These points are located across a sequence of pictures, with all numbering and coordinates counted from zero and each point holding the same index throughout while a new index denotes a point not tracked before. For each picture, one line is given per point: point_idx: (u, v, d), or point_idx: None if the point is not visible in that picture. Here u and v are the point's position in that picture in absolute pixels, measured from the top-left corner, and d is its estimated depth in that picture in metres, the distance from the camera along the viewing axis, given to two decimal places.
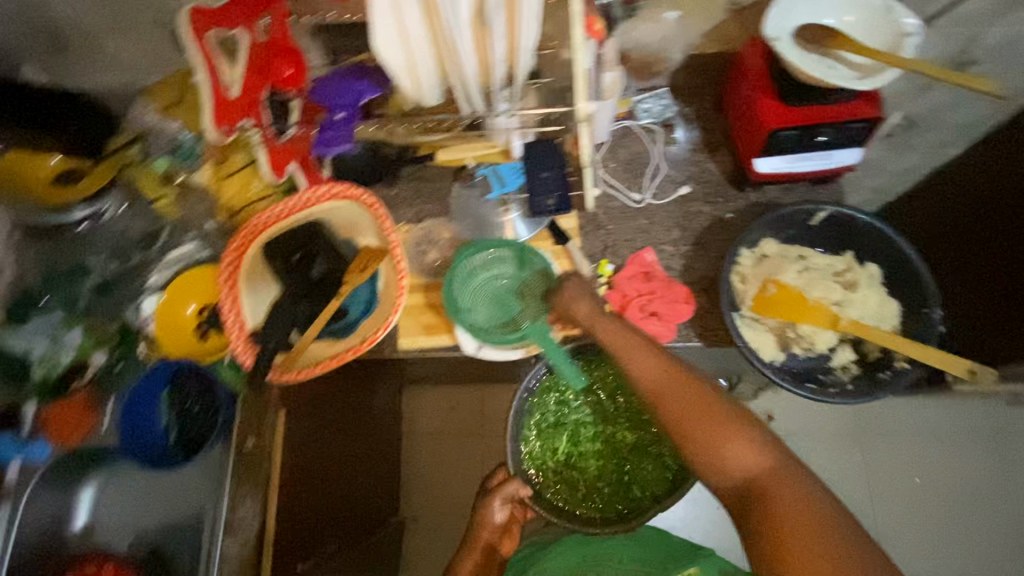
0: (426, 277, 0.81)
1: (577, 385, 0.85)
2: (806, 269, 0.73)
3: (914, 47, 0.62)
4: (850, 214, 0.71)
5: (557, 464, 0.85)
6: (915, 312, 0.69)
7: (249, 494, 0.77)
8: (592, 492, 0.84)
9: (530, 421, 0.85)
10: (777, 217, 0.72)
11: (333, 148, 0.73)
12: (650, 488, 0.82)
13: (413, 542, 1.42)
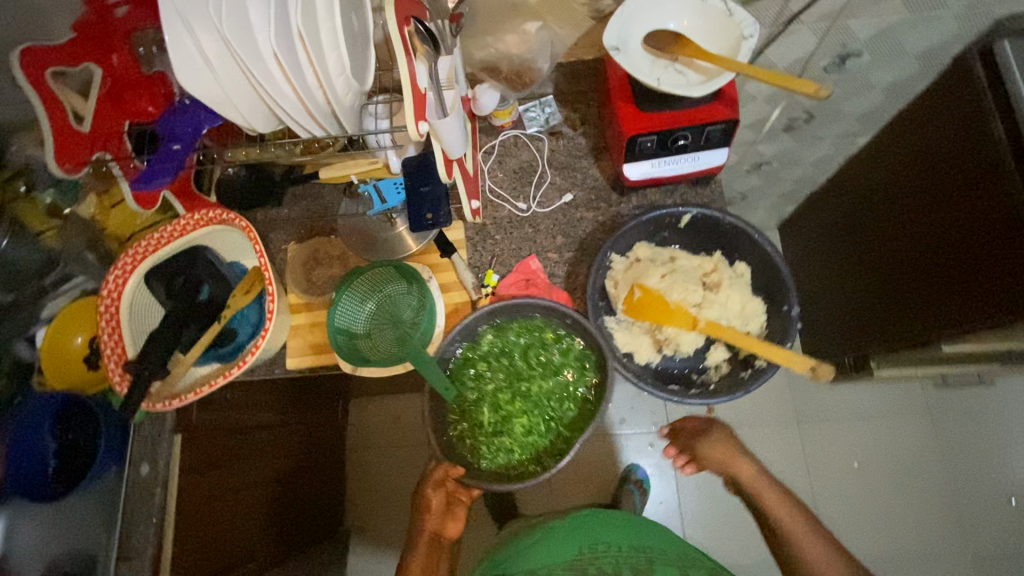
0: (312, 295, 0.82)
1: (485, 350, 0.78)
2: (671, 272, 0.75)
3: (752, 49, 0.62)
4: (712, 214, 0.73)
5: (488, 437, 0.77)
6: (776, 309, 0.73)
7: (143, 520, 0.78)
8: (524, 453, 0.76)
9: (450, 403, 0.76)
10: (646, 222, 0.74)
11: (158, 181, 0.66)
12: (579, 425, 0.75)
13: (361, 551, 1.45)
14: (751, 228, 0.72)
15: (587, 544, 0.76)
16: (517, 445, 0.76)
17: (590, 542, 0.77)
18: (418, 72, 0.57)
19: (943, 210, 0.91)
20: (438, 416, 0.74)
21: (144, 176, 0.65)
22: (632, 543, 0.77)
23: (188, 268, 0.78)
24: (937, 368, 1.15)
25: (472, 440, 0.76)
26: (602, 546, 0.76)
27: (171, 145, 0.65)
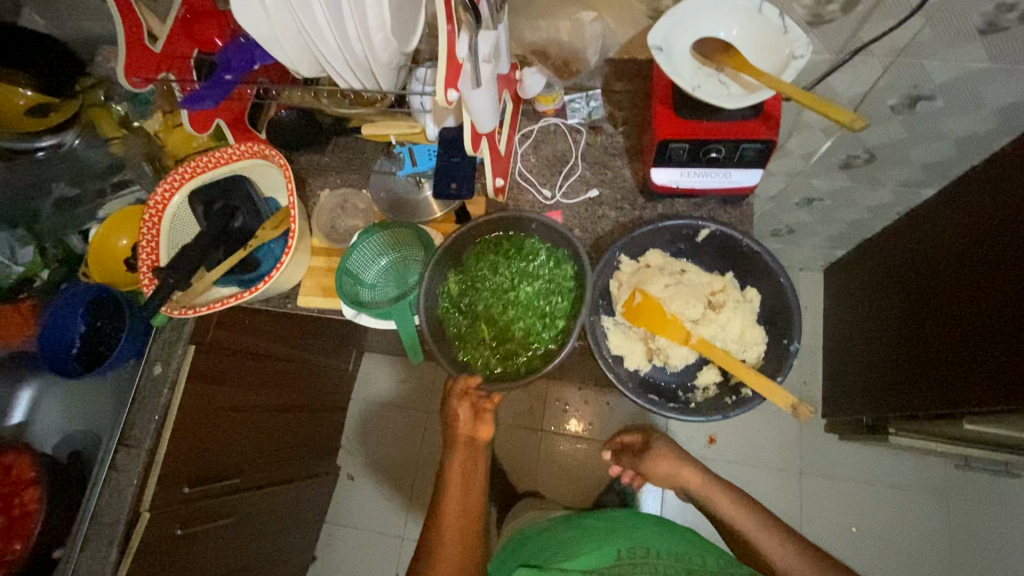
0: (332, 242, 0.86)
1: (466, 264, 0.78)
2: (677, 282, 0.74)
3: (800, 70, 0.60)
4: (731, 233, 0.72)
5: (491, 349, 0.76)
6: (778, 344, 0.72)
7: (146, 414, 0.85)
8: (532, 358, 0.75)
9: (444, 320, 0.77)
10: (664, 229, 0.75)
11: (203, 105, 0.72)
12: (568, 312, 0.75)
13: (348, 495, 1.53)
14: (767, 254, 0.70)
15: (626, 549, 0.76)
16: (518, 353, 0.75)
17: (629, 546, 0.76)
18: (460, 41, 0.59)
19: (996, 281, 0.84)
20: (437, 334, 0.75)
21: (193, 97, 0.71)
22: (674, 554, 0.75)
23: (227, 195, 0.83)
24: (963, 448, 1.07)
25: (478, 360, 0.76)
26: (641, 552, 0.75)
27: (224, 74, 0.72)
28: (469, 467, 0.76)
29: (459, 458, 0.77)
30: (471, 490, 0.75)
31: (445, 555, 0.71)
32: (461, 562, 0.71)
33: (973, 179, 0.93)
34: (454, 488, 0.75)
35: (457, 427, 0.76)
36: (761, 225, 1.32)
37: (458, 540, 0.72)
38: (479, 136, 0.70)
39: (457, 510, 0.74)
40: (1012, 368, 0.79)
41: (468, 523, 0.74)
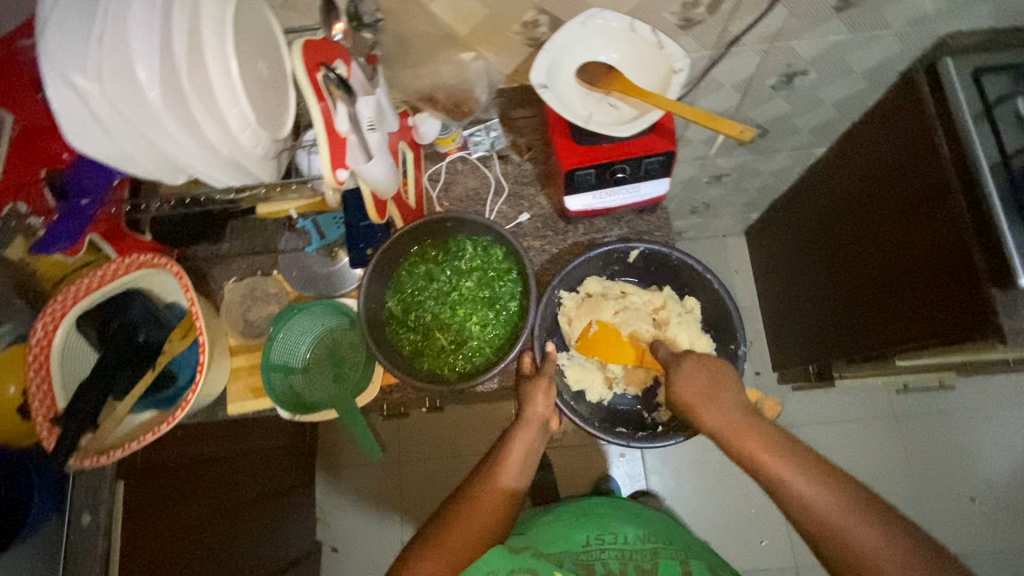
0: (249, 337, 0.80)
1: (411, 279, 0.73)
2: (623, 307, 0.75)
3: (682, 84, 0.61)
4: (659, 250, 0.73)
5: (453, 350, 0.71)
6: (725, 347, 0.74)
7: (87, 570, 0.76)
8: (495, 347, 0.70)
9: (399, 344, 0.70)
10: (596, 257, 0.74)
11: (58, 245, 0.67)
12: (514, 292, 0.71)
13: (334, 567, 1.45)
14: (699, 264, 0.71)
15: (595, 535, 0.72)
16: (479, 347, 0.70)
17: (598, 534, 0.72)
18: (338, 115, 0.56)
19: (901, 227, 0.89)
20: (394, 357, 0.68)
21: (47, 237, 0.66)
22: (639, 536, 0.72)
23: (123, 314, 0.75)
24: (901, 377, 1.15)
25: (445, 366, 0.70)
26: (610, 538, 0.72)
27: (80, 201, 0.66)
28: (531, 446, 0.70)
29: (523, 435, 0.70)
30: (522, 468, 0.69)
31: (476, 516, 0.63)
32: (494, 517, 0.63)
33: (857, 134, 0.99)
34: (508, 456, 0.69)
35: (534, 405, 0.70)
36: (680, 206, 1.36)
37: (491, 507, 0.64)
38: (383, 201, 0.67)
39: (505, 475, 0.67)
40: (933, 307, 0.84)
41: (513, 476, 0.67)
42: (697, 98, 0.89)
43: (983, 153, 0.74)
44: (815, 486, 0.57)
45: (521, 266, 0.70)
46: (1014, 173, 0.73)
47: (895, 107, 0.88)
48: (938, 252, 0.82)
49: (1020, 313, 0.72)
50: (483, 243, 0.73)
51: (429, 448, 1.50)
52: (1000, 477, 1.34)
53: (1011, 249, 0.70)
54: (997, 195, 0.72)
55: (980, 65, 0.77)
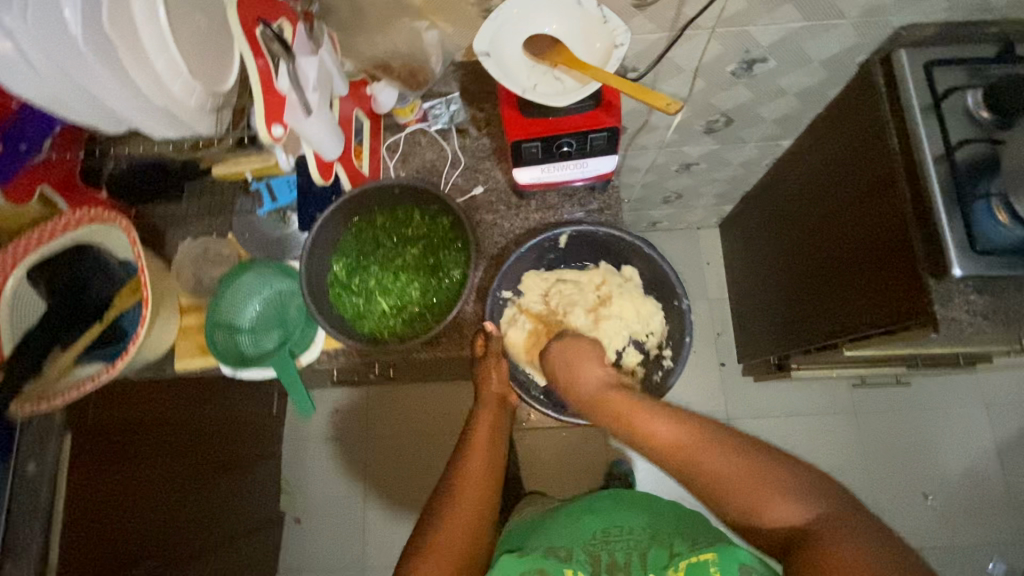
0: (200, 297, 0.81)
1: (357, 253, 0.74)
2: (563, 291, 0.78)
3: (622, 58, 0.62)
4: (587, 231, 0.76)
5: (396, 315, 0.72)
6: (670, 303, 0.77)
7: (27, 519, 0.77)
8: (436, 313, 0.72)
9: (345, 311, 0.72)
10: (527, 252, 0.77)
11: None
12: (457, 260, 0.73)
13: (298, 537, 1.47)
14: (623, 235, 0.75)
15: (600, 528, 0.71)
16: (420, 313, 0.72)
17: (603, 525, 0.71)
18: (277, 72, 0.57)
19: (854, 216, 0.90)
20: (333, 318, 0.70)
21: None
22: (645, 525, 0.70)
23: (74, 266, 0.75)
24: (860, 370, 1.16)
25: (387, 330, 0.71)
26: (615, 531, 0.70)
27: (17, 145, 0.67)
28: (499, 423, 0.71)
29: (489, 413, 0.71)
30: (496, 451, 0.69)
31: (465, 499, 0.63)
32: (482, 498, 0.64)
33: (819, 126, 1.00)
34: (479, 439, 0.69)
35: (488, 383, 0.73)
36: (652, 195, 1.37)
37: (477, 489, 0.64)
38: (327, 163, 0.68)
39: (482, 458, 0.67)
40: (880, 296, 0.85)
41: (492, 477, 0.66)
42: (658, 81, 0.89)
43: (928, 145, 0.75)
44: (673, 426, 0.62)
45: (464, 234, 0.72)
46: (955, 165, 0.74)
47: (853, 98, 0.88)
48: (885, 240, 0.83)
49: (954, 302, 0.74)
50: (429, 211, 0.74)
51: (397, 424, 1.52)
52: (954, 472, 1.36)
53: (947, 240, 0.72)
54: (938, 189, 0.73)
55: (931, 58, 0.77)
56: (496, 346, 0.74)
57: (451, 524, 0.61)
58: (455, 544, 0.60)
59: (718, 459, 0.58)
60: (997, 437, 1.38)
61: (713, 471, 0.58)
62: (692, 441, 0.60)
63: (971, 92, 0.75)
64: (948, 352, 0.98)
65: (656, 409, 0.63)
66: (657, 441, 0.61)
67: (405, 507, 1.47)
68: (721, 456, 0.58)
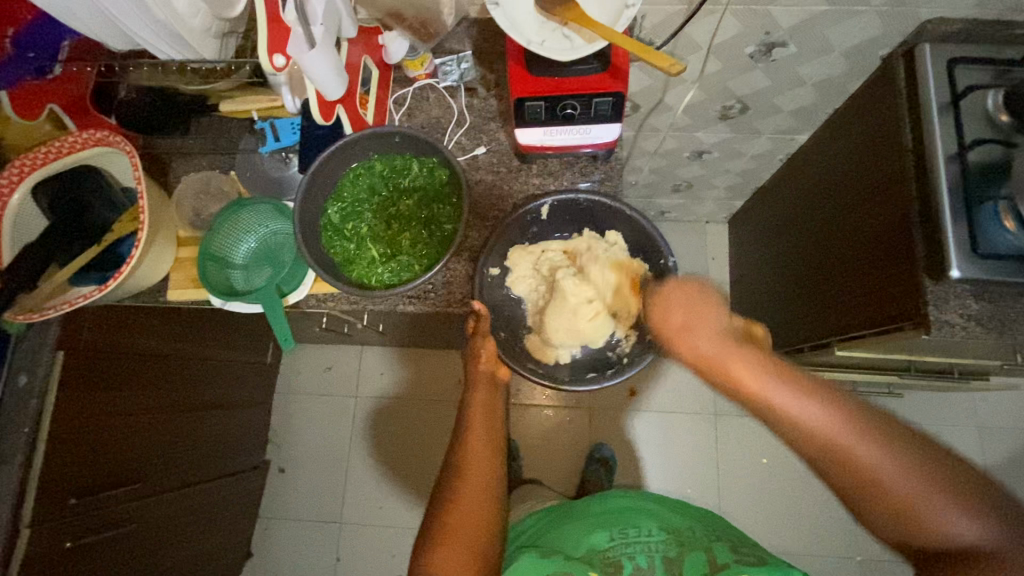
0: (198, 230, 0.82)
1: (351, 195, 0.74)
2: (548, 258, 0.80)
3: (632, 20, 0.62)
4: (566, 199, 0.76)
5: (383, 262, 0.73)
6: (656, 264, 0.77)
7: (14, 427, 0.78)
8: (423, 264, 0.73)
9: (335, 253, 0.72)
10: (509, 227, 0.77)
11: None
12: (450, 213, 0.73)
13: (282, 486, 1.50)
14: (606, 200, 0.76)
15: (618, 531, 0.72)
16: (407, 262, 0.73)
17: (620, 528, 0.72)
18: (285, 4, 0.57)
19: (859, 213, 0.88)
20: (322, 260, 0.70)
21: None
22: (662, 527, 0.72)
23: (76, 190, 0.76)
24: (854, 375, 1.15)
25: (373, 275, 0.72)
26: (633, 532, 0.72)
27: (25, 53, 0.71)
28: (491, 402, 0.72)
29: (481, 394, 0.72)
30: (495, 434, 0.70)
31: (471, 482, 0.65)
32: (487, 483, 0.65)
33: (835, 121, 0.98)
34: (476, 421, 0.70)
35: (478, 362, 0.74)
36: (661, 183, 1.35)
37: (483, 473, 0.66)
38: (329, 103, 0.68)
39: (481, 438, 0.68)
40: (877, 294, 0.84)
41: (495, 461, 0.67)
42: (674, 58, 0.88)
43: (941, 142, 0.73)
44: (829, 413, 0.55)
45: (459, 189, 0.72)
46: (967, 166, 0.72)
47: (871, 92, 0.86)
48: (887, 238, 0.81)
49: (948, 304, 0.73)
50: (427, 164, 0.74)
51: (388, 387, 1.53)
52: None
53: (948, 240, 0.70)
54: (947, 189, 0.71)
55: (956, 55, 0.75)
56: (484, 325, 0.74)
57: (461, 508, 0.63)
58: (467, 526, 0.62)
59: (863, 453, 0.54)
60: (988, 460, 1.37)
61: (857, 461, 0.54)
62: (825, 429, 0.55)
63: (993, 92, 0.74)
64: (943, 363, 0.97)
65: (794, 383, 0.57)
66: (791, 417, 0.56)
67: (387, 468, 1.49)
68: (866, 445, 0.54)
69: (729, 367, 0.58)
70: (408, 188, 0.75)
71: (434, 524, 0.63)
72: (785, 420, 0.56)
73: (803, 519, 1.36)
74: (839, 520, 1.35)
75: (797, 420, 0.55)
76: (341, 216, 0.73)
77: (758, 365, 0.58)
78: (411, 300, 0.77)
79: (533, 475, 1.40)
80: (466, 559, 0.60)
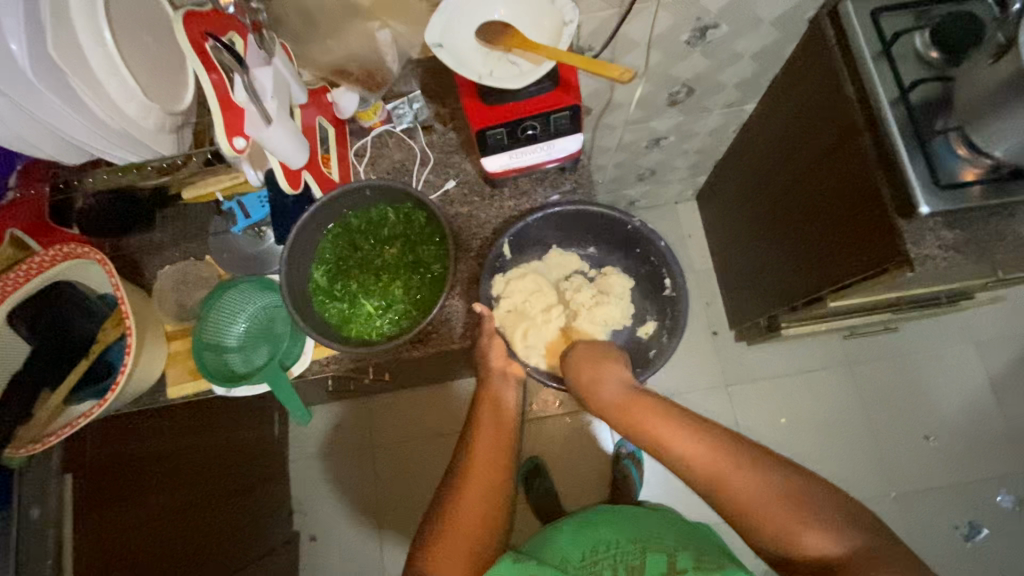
0: (185, 321, 0.81)
1: (337, 253, 0.74)
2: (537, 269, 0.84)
3: (572, 35, 0.64)
4: (520, 231, 0.80)
5: (378, 314, 0.73)
6: (622, 225, 0.80)
7: (39, 557, 0.76)
8: (415, 307, 0.73)
9: (337, 326, 0.72)
10: (492, 265, 0.79)
11: None
12: (434, 253, 0.74)
13: (315, 553, 1.47)
14: (556, 208, 0.78)
15: (589, 548, 0.70)
16: (402, 309, 0.73)
17: (591, 545, 0.71)
18: (234, 85, 0.57)
19: (818, 169, 0.92)
20: (319, 327, 0.70)
21: None
22: (633, 539, 0.70)
23: (52, 305, 0.74)
24: (849, 321, 1.18)
25: (375, 329, 0.72)
26: (603, 547, 0.70)
27: None
28: (501, 399, 0.76)
29: (493, 386, 0.77)
30: (501, 438, 0.73)
31: (472, 490, 0.69)
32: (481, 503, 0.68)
33: (779, 87, 1.01)
34: (487, 424, 0.74)
35: (490, 362, 0.77)
36: (626, 174, 1.37)
37: (486, 474, 0.70)
38: (295, 171, 0.68)
39: (486, 457, 0.71)
40: (853, 244, 0.87)
41: (491, 477, 0.70)
42: (616, 58, 0.90)
43: (883, 90, 0.76)
44: (815, 530, 0.60)
45: (439, 229, 0.73)
46: (911, 106, 0.75)
47: (806, 55, 0.90)
48: (850, 188, 0.84)
49: (925, 239, 0.76)
50: (402, 213, 0.75)
51: (402, 431, 1.51)
52: (953, 413, 1.39)
53: (912, 181, 0.73)
54: (899, 133, 0.74)
55: (878, 5, 0.79)
56: (490, 326, 0.77)
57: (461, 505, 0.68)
58: (468, 523, 0.66)
59: (819, 539, 0.59)
60: (990, 373, 1.41)
61: (814, 546, 0.59)
62: (774, 514, 0.61)
63: (919, 33, 0.77)
64: (932, 292, 1.00)
65: (755, 478, 0.64)
66: (746, 504, 0.63)
67: (418, 513, 1.47)
68: (820, 534, 0.59)
69: (681, 445, 0.68)
70: (388, 237, 0.75)
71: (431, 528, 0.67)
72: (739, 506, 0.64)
73: (834, 467, 1.38)
74: (866, 461, 1.38)
75: (749, 505, 0.63)
76: (336, 289, 0.73)
77: (704, 446, 0.67)
78: (414, 346, 0.78)
79: (564, 488, 1.40)
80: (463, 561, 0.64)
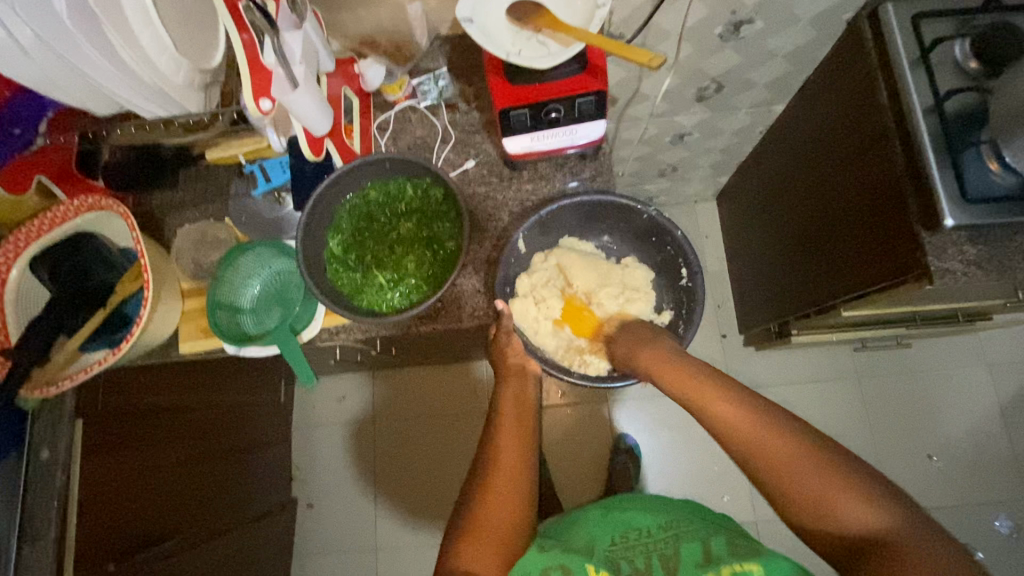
0: (200, 280, 0.82)
1: (356, 226, 0.75)
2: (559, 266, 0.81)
3: (603, 19, 0.63)
4: (533, 223, 0.78)
5: (390, 286, 0.73)
6: (635, 214, 0.79)
7: (44, 501, 0.76)
8: (426, 281, 0.73)
9: (351, 298, 0.72)
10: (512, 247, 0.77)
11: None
12: (449, 230, 0.74)
13: (311, 519, 1.50)
14: (563, 202, 0.77)
15: (619, 532, 0.70)
16: (414, 283, 0.74)
17: (621, 529, 0.70)
18: (263, 47, 0.57)
19: (844, 174, 0.90)
20: (333, 294, 0.71)
21: None
22: (662, 524, 0.70)
23: (73, 253, 0.75)
24: (862, 334, 1.16)
25: (386, 301, 0.73)
26: (634, 534, 0.69)
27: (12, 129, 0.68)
28: (522, 396, 0.76)
29: (512, 388, 0.77)
30: (523, 426, 0.74)
31: (498, 491, 0.68)
32: (512, 490, 0.68)
33: (810, 88, 0.99)
34: (508, 420, 0.74)
35: (507, 358, 0.77)
36: (647, 169, 1.36)
37: (512, 468, 0.70)
38: (317, 138, 0.69)
39: (513, 456, 0.71)
40: (871, 253, 0.86)
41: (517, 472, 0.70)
42: (646, 48, 0.89)
43: (917, 97, 0.74)
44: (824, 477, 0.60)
45: (457, 206, 0.73)
46: (944, 116, 0.73)
47: (840, 57, 0.88)
48: (874, 195, 0.83)
49: (948, 253, 0.74)
50: (421, 189, 0.75)
51: (406, 407, 1.53)
52: (958, 434, 1.38)
53: (938, 191, 0.71)
54: (929, 141, 0.73)
55: (918, 10, 0.77)
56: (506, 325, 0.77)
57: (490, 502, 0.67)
58: (493, 519, 0.66)
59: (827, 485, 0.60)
60: (1001, 397, 1.39)
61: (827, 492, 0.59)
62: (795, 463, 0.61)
63: (959, 42, 0.75)
64: (948, 310, 0.99)
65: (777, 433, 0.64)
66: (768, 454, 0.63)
67: (414, 490, 1.49)
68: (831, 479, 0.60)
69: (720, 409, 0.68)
70: (405, 211, 0.76)
71: (459, 524, 0.66)
72: (773, 474, 0.62)
73: None
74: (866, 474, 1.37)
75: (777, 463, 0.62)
76: (352, 261, 0.74)
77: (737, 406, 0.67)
78: (422, 321, 0.78)
79: (560, 476, 1.41)
80: (493, 557, 0.63)
